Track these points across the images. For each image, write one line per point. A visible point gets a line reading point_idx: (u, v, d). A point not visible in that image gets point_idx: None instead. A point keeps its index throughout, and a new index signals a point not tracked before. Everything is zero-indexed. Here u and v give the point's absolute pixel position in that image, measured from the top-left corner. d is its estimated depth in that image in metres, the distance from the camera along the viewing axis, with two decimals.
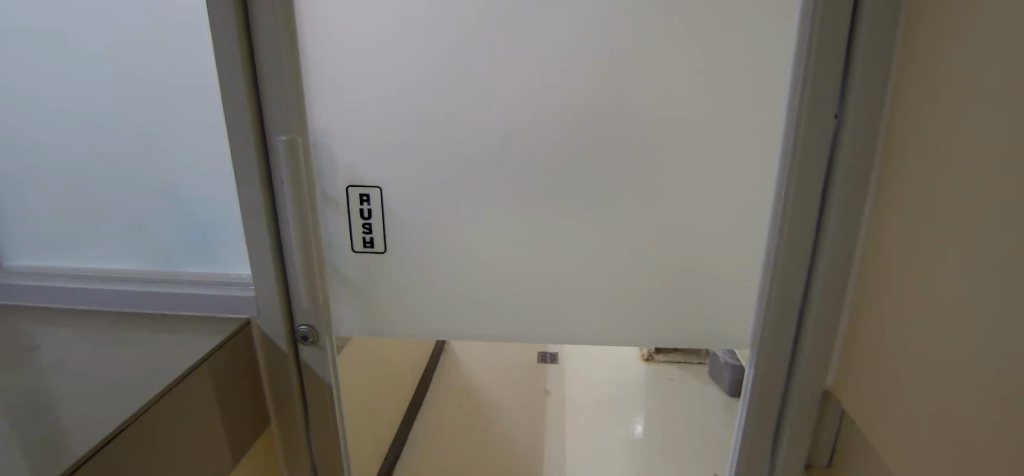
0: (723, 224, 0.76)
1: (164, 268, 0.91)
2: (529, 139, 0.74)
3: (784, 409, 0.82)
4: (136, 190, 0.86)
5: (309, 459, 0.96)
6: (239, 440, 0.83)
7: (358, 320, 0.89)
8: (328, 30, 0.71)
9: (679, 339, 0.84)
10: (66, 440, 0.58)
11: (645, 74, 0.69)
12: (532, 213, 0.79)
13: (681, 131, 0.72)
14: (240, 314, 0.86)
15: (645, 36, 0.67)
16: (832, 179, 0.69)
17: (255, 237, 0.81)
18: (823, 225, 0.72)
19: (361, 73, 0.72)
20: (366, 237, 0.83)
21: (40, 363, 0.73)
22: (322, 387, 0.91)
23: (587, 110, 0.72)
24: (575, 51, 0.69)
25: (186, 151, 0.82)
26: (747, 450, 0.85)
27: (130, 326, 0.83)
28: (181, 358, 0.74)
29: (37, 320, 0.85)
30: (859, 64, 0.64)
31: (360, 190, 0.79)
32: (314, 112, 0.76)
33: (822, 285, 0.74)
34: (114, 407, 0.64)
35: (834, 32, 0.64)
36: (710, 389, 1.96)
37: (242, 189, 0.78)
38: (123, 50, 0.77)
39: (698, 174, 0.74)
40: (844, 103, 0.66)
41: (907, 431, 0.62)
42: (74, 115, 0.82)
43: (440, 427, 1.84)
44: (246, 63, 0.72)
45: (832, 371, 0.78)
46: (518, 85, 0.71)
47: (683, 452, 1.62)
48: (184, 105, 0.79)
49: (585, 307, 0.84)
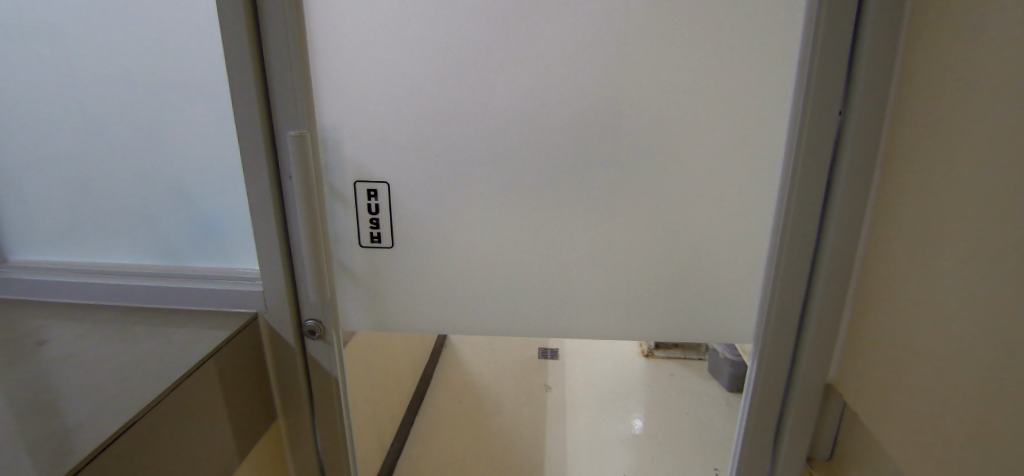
0: (727, 219, 0.77)
1: (170, 263, 0.91)
2: (536, 134, 0.75)
3: (786, 402, 0.83)
4: (140, 184, 0.86)
5: (314, 453, 0.97)
6: (247, 434, 0.83)
7: (363, 314, 0.90)
8: (333, 26, 0.71)
9: (681, 333, 0.85)
10: (76, 435, 0.59)
11: (650, 72, 0.70)
12: (539, 209, 0.80)
13: (686, 128, 0.72)
14: (248, 309, 0.86)
15: (649, 35, 0.68)
16: (836, 175, 0.70)
17: (263, 232, 0.81)
18: (826, 221, 0.73)
19: (368, 68, 0.72)
20: (374, 232, 0.83)
21: (46, 358, 0.74)
22: (328, 382, 0.91)
23: (592, 108, 0.72)
24: (581, 49, 0.69)
25: (191, 146, 0.82)
26: (749, 442, 0.86)
27: (135, 322, 0.84)
28: (189, 353, 0.74)
29: (43, 314, 0.86)
30: (863, 63, 0.65)
31: (368, 186, 0.80)
32: (321, 108, 0.76)
33: (825, 282, 0.75)
34: (123, 401, 0.64)
35: (840, 29, 0.64)
36: (709, 385, 1.98)
37: (249, 184, 0.78)
38: (128, 45, 0.77)
39: (702, 170, 0.74)
40: (848, 101, 0.67)
41: (908, 424, 0.63)
42: (78, 110, 0.82)
43: (439, 422, 1.84)
44: (252, 59, 0.72)
45: (834, 365, 0.79)
46: (525, 82, 0.72)
47: (683, 448, 1.63)
48: (188, 101, 0.79)
49: (590, 301, 0.85)
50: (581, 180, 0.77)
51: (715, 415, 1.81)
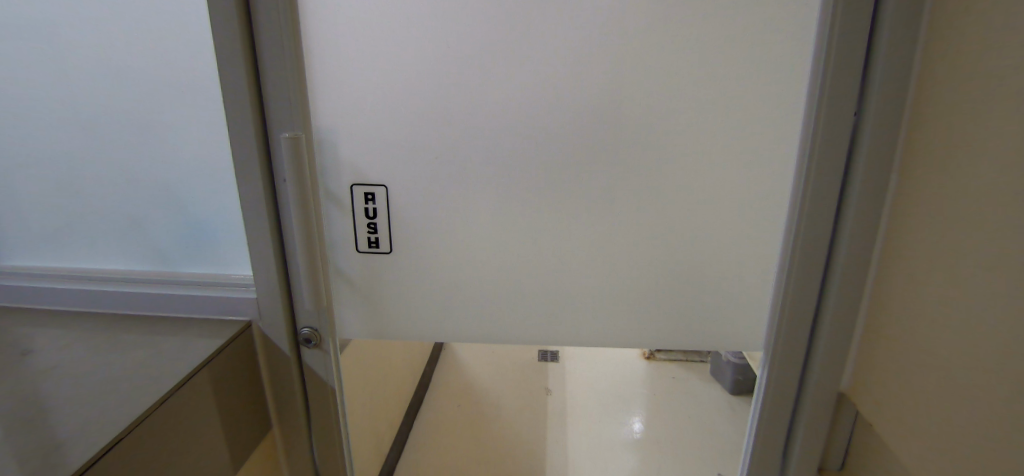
0: (737, 224, 0.75)
1: (162, 268, 0.88)
2: (539, 135, 0.72)
3: (797, 410, 0.80)
4: (131, 187, 0.83)
5: (311, 465, 0.94)
6: (240, 446, 0.81)
7: (361, 321, 0.87)
8: (329, 24, 0.68)
9: (689, 340, 0.83)
10: (62, 449, 0.56)
11: (658, 74, 0.67)
12: (542, 214, 0.77)
13: (696, 131, 0.70)
14: (242, 316, 0.84)
15: (656, 36, 0.66)
16: (850, 179, 0.68)
17: (257, 238, 0.78)
18: (840, 225, 0.70)
19: (366, 68, 0.70)
20: (371, 237, 0.81)
21: (33, 368, 0.71)
22: (325, 389, 0.89)
23: (597, 108, 0.70)
24: (587, 48, 0.67)
25: (183, 148, 0.79)
26: (758, 451, 0.84)
27: (126, 330, 0.81)
28: (181, 362, 0.72)
29: (32, 323, 0.83)
30: (880, 62, 0.62)
31: (365, 189, 0.77)
32: (316, 110, 0.73)
33: (839, 288, 0.72)
34: (112, 413, 0.62)
35: (856, 28, 0.62)
36: (709, 388, 1.97)
37: (243, 188, 0.75)
38: (116, 44, 0.74)
39: (712, 173, 0.72)
40: (864, 102, 0.64)
41: (925, 437, 0.61)
42: (66, 111, 0.79)
43: (439, 427, 1.82)
44: (245, 59, 0.69)
45: (847, 373, 0.77)
46: (529, 84, 0.69)
47: (684, 453, 1.62)
48: (180, 101, 0.76)
49: (593, 307, 0.83)
50: (586, 184, 0.75)
51: (716, 418, 1.79)
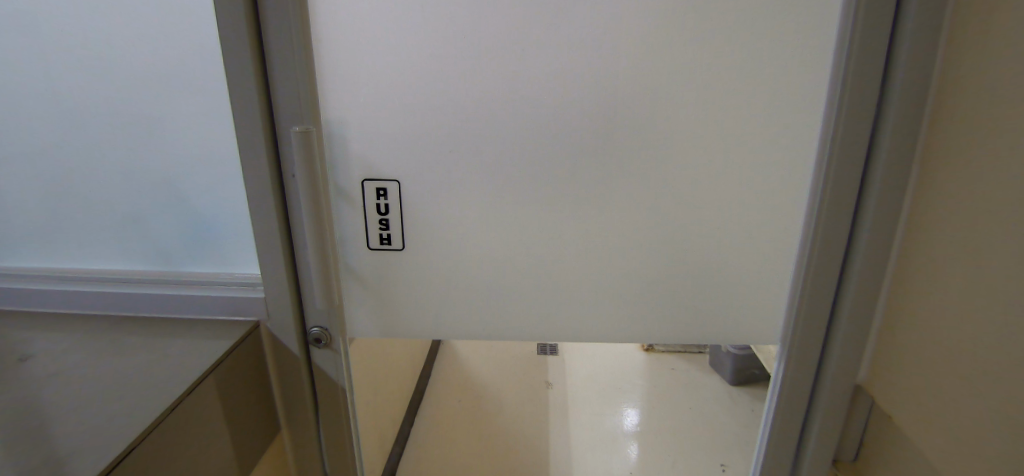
0: (756, 217, 0.74)
1: (164, 269, 0.85)
2: (555, 128, 0.71)
3: (813, 401, 0.81)
4: (131, 184, 0.80)
5: (321, 465, 0.93)
6: (249, 449, 0.79)
7: (371, 319, 0.86)
8: (339, 14, 0.66)
9: (705, 333, 0.82)
10: (73, 456, 0.54)
11: (679, 65, 0.66)
12: (556, 208, 0.76)
13: (717, 124, 0.69)
14: (250, 316, 0.81)
15: (677, 26, 0.64)
16: (871, 172, 0.67)
17: (265, 236, 0.76)
18: (859, 218, 0.69)
19: (376, 59, 0.67)
20: (383, 234, 0.79)
21: (34, 374, 0.68)
22: (334, 388, 0.87)
23: (615, 101, 0.69)
24: (607, 39, 0.65)
25: (186, 143, 0.76)
26: (773, 442, 0.85)
27: (130, 333, 0.78)
28: (190, 365, 0.70)
29: (30, 326, 0.80)
30: (903, 56, 0.61)
31: (377, 184, 0.75)
32: (326, 103, 0.71)
33: (858, 281, 0.72)
34: (121, 419, 0.59)
35: (878, 21, 0.61)
36: (708, 379, 1.98)
37: (250, 184, 0.73)
38: (112, 35, 0.70)
39: (732, 166, 0.71)
40: (885, 95, 0.64)
41: (941, 426, 0.61)
42: (61, 105, 0.75)
43: (440, 423, 1.81)
44: (252, 51, 0.66)
45: (864, 365, 0.77)
46: (546, 75, 0.67)
47: (684, 444, 1.64)
48: (182, 94, 0.73)
49: (607, 302, 0.82)
50: (601, 178, 0.73)
51: (716, 409, 1.81)
